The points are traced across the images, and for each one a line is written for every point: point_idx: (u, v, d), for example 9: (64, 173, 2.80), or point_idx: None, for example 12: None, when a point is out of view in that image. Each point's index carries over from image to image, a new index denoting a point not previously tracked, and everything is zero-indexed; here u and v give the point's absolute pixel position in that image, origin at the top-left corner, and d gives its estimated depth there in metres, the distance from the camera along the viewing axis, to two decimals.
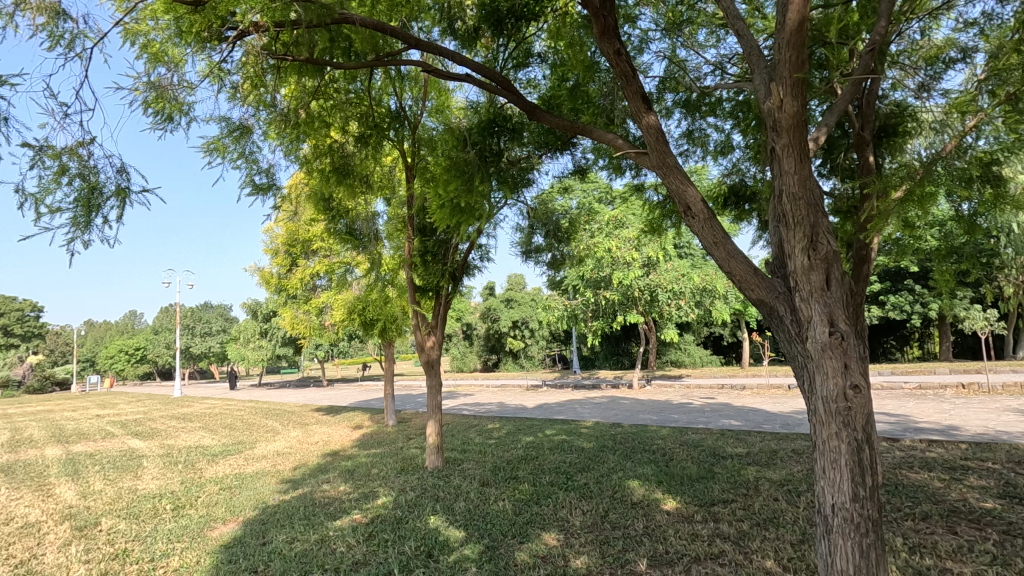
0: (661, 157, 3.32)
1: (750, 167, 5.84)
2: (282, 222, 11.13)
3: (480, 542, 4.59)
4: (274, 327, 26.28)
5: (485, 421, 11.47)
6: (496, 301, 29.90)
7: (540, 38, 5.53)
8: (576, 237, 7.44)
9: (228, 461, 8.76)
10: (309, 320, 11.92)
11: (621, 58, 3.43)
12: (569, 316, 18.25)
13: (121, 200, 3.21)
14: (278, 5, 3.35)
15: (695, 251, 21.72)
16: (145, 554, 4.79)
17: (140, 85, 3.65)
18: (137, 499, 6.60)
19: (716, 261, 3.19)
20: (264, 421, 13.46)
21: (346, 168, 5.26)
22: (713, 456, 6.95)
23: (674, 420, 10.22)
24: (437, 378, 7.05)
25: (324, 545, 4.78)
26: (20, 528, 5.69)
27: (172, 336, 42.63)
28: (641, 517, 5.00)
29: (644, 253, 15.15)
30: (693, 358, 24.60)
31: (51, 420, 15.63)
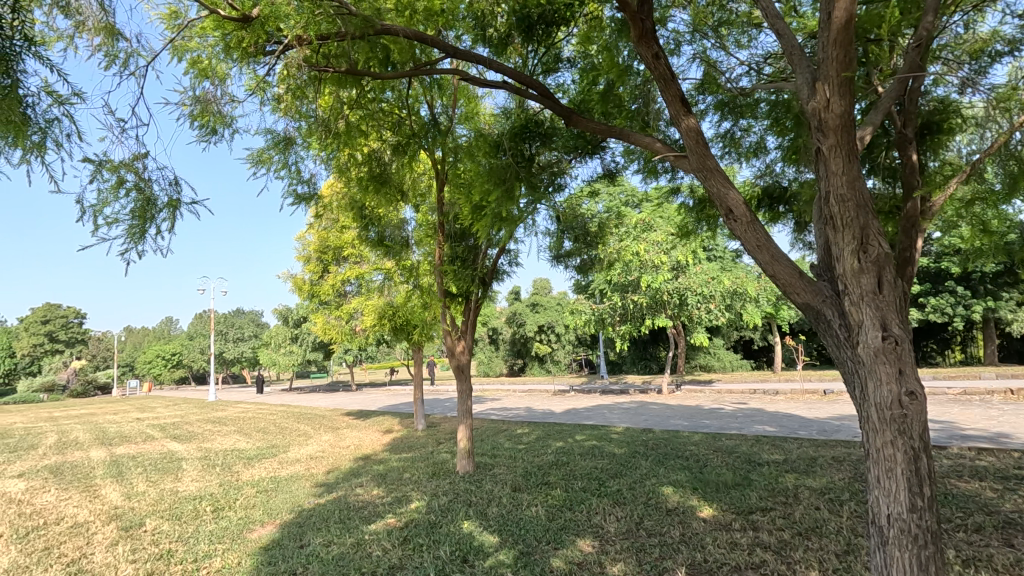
0: (701, 160, 3.29)
1: (785, 168, 5.73)
2: (313, 230, 11.39)
3: (514, 547, 4.59)
4: (304, 332, 26.80)
5: (514, 425, 11.46)
6: (522, 305, 30.00)
7: (569, 43, 5.54)
8: (604, 241, 7.42)
9: (263, 464, 8.94)
10: (341, 325, 12.11)
11: (660, 61, 3.41)
12: (597, 321, 18.14)
13: (175, 212, 3.20)
14: (323, 19, 3.45)
15: (724, 253, 21.41)
16: (188, 555, 4.93)
17: (186, 100, 3.75)
18: (178, 501, 6.80)
19: (759, 265, 3.15)
20: (296, 425, 13.74)
21: (383, 176, 5.34)
22: (749, 462, 6.81)
23: (706, 425, 10.05)
24: (468, 383, 7.08)
25: (360, 549, 4.83)
26: (70, 527, 5.90)
27: (206, 342, 43.86)
28: (677, 524, 4.92)
29: (673, 256, 14.99)
30: (722, 363, 24.49)
31: (94, 423, 16.23)
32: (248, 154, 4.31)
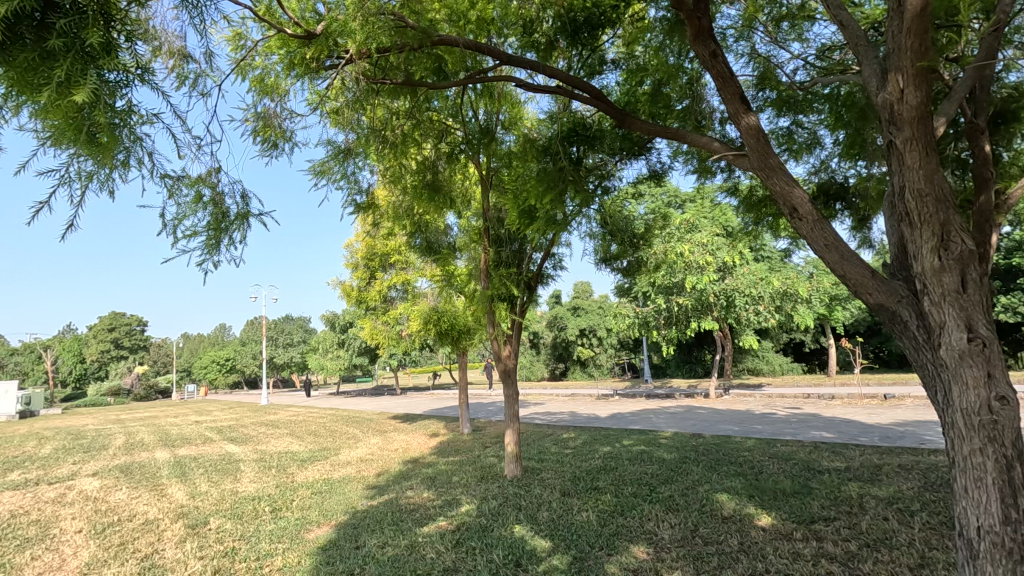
0: (762, 158, 3.21)
1: (842, 163, 5.53)
2: (361, 237, 11.74)
3: (568, 552, 4.56)
4: (351, 337, 27.51)
5: (559, 430, 11.42)
6: (564, 309, 30.00)
7: (613, 45, 5.50)
8: (650, 243, 7.31)
9: (316, 466, 9.20)
10: (387, 331, 12.34)
11: (718, 60, 3.35)
12: (641, 324, 17.81)
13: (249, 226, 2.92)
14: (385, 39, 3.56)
15: (772, 253, 20.74)
16: (251, 554, 5.10)
17: (249, 116, 3.87)
18: (239, 501, 7.08)
19: (826, 264, 3.04)
20: (345, 428, 14.09)
21: (436, 185, 5.42)
22: (808, 469, 6.56)
23: (759, 431, 9.77)
24: (515, 386, 7.11)
25: (414, 551, 4.90)
26: (142, 524, 6.23)
27: (258, 348, 45.60)
28: (735, 533, 4.78)
29: (719, 257, 14.64)
30: (771, 367, 23.74)
31: (158, 425, 17.17)
32: (310, 167, 4.46)
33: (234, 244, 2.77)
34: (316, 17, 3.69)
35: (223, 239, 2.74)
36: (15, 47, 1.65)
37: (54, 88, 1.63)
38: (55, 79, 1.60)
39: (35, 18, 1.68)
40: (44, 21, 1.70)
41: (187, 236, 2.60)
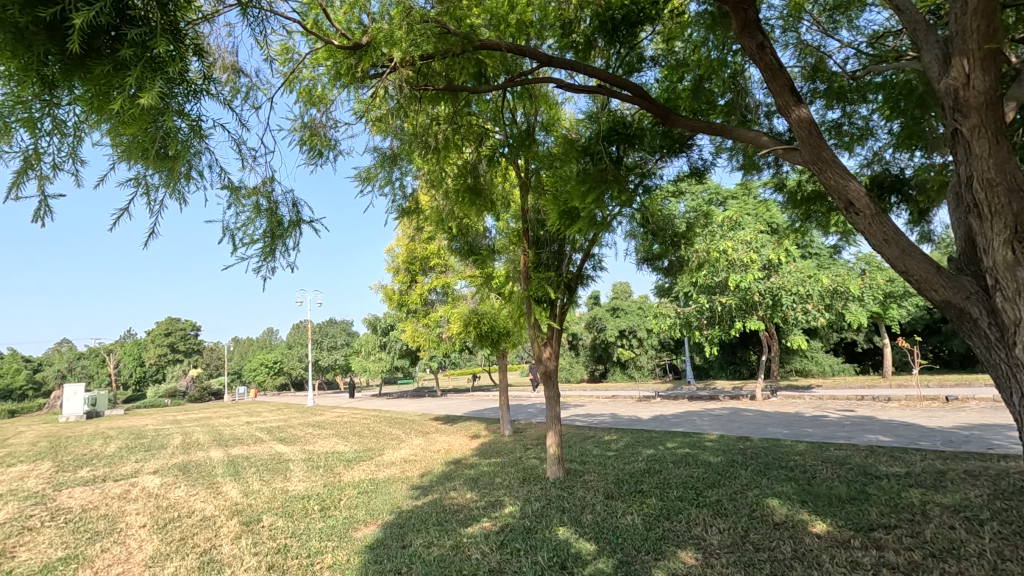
0: (814, 152, 3.11)
1: (896, 154, 5.30)
2: (401, 241, 11.99)
3: (613, 556, 4.51)
4: (392, 340, 28.04)
5: (601, 432, 11.32)
6: (603, 310, 29.73)
7: (652, 42, 5.42)
8: (692, 242, 7.16)
9: (361, 467, 9.41)
10: (428, 333, 12.51)
11: (765, 52, 3.27)
12: (683, 324, 17.44)
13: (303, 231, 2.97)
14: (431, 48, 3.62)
15: (820, 250, 19.99)
16: (303, 551, 5.26)
17: (296, 127, 3.99)
18: (289, 499, 7.31)
19: (886, 260, 2.91)
20: (389, 429, 14.36)
21: (477, 188, 5.46)
22: (865, 475, 6.28)
23: (809, 434, 9.42)
24: (556, 388, 7.09)
25: (460, 551, 4.94)
26: (200, 520, 6.51)
27: (303, 351, 46.99)
28: (788, 539, 4.63)
29: (763, 255, 14.22)
30: (821, 367, 22.86)
31: (211, 425, 17.94)
32: (356, 174, 4.57)
33: (289, 251, 2.85)
34: (361, 28, 3.78)
35: (278, 247, 2.83)
36: (93, 61, 1.78)
37: (126, 103, 1.73)
38: (127, 88, 1.70)
39: (111, 32, 1.80)
40: (119, 35, 1.82)
41: (245, 243, 2.69)
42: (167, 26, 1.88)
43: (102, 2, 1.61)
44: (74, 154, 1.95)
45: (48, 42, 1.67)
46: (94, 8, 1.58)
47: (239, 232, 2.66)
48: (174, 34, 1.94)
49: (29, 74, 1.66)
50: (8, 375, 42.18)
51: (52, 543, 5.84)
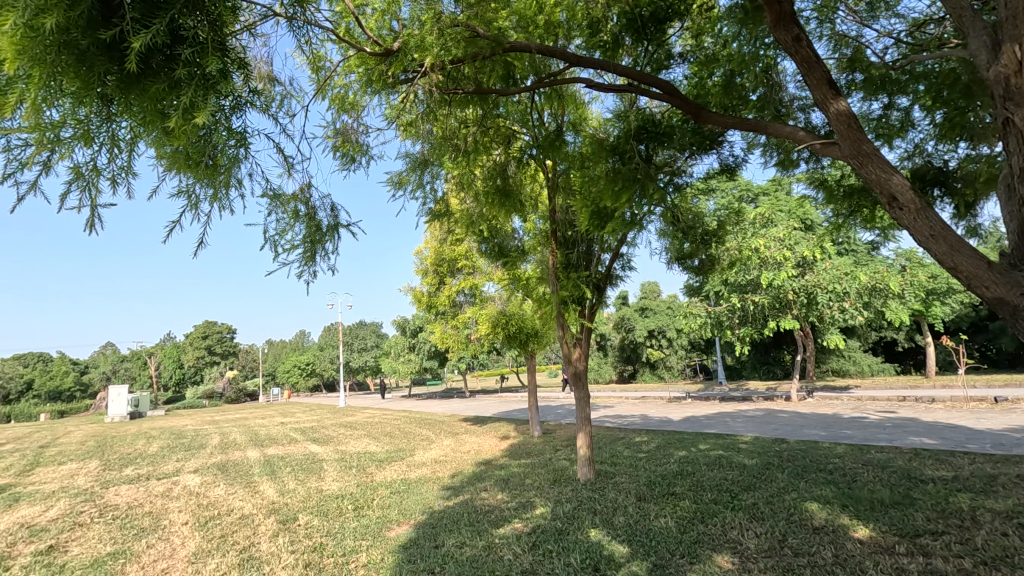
0: (855, 146, 3.02)
1: (939, 145, 5.13)
2: (429, 243, 12.12)
3: (647, 559, 4.46)
4: (421, 341, 28.34)
5: (631, 433, 11.21)
6: (631, 309, 29.47)
7: (680, 38, 5.36)
8: (724, 240, 7.04)
9: (393, 467, 9.53)
10: (456, 334, 12.61)
11: (802, 45, 3.18)
12: (713, 324, 17.16)
13: (340, 235, 3.01)
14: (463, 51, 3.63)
15: (857, 246, 19.41)
16: (338, 549, 5.35)
17: (329, 133, 4.05)
18: (324, 498, 7.45)
19: (933, 255, 2.83)
20: (419, 430, 14.52)
21: (507, 189, 5.47)
22: (909, 479, 6.06)
23: (848, 436, 9.15)
24: (586, 390, 7.06)
25: (492, 552, 4.96)
26: (239, 518, 6.69)
27: (334, 353, 47.93)
28: (828, 544, 4.50)
29: (797, 251, 13.88)
30: (859, 367, 22.19)
31: (248, 425, 18.46)
32: (388, 179, 4.62)
33: (329, 254, 2.91)
34: (392, 35, 3.82)
35: (319, 250, 2.89)
36: (149, 79, 1.82)
37: (178, 120, 1.78)
38: (182, 105, 1.75)
39: (165, 51, 1.86)
40: (172, 53, 1.87)
41: (287, 250, 2.75)
42: (220, 45, 1.93)
43: (160, 24, 1.67)
44: (127, 168, 2.02)
45: (108, 63, 1.72)
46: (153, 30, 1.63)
47: (280, 238, 2.72)
48: (224, 52, 1.99)
49: (90, 93, 1.72)
50: (58, 376, 44.35)
51: (102, 538, 6.09)
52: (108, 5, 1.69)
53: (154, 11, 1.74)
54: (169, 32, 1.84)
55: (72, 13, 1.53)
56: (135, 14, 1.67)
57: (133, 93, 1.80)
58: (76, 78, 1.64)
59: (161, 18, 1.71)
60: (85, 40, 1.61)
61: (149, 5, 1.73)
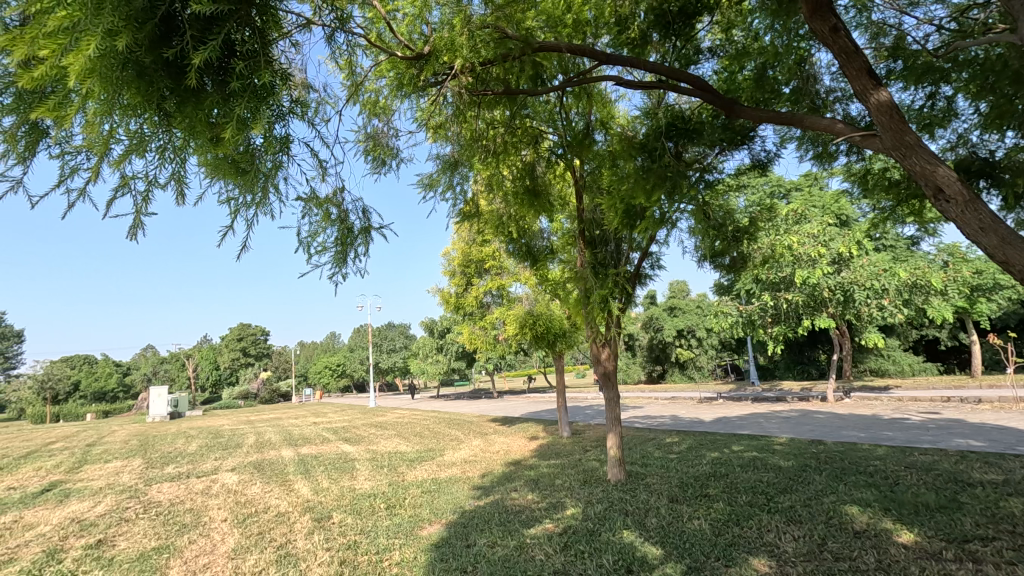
0: (897, 137, 2.94)
1: (985, 135, 4.92)
2: (457, 244, 12.20)
3: (681, 561, 4.40)
4: (449, 342, 28.56)
5: (662, 434, 11.07)
6: (659, 309, 29.15)
7: (709, 33, 5.27)
8: (756, 237, 6.89)
9: (423, 467, 9.61)
10: (484, 335, 12.66)
11: (839, 35, 3.09)
12: (745, 323, 16.82)
13: (371, 237, 3.05)
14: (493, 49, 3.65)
15: (896, 242, 18.78)
16: (372, 547, 5.44)
17: (360, 138, 4.11)
18: (357, 497, 7.57)
19: (983, 249, 2.72)
20: (448, 430, 14.63)
21: (535, 189, 5.48)
22: (956, 482, 5.83)
23: (889, 437, 8.85)
24: (616, 390, 6.99)
25: (523, 552, 4.97)
26: (276, 516, 6.85)
27: (364, 354, 48.68)
28: (870, 549, 4.37)
29: (833, 248, 13.52)
30: (899, 367, 21.45)
31: (282, 425, 18.92)
32: (418, 181, 4.69)
33: (359, 257, 2.96)
34: (423, 38, 3.86)
35: (349, 253, 2.95)
36: (202, 93, 1.89)
37: (230, 132, 1.86)
38: (235, 119, 1.82)
39: (218, 66, 1.93)
40: (224, 67, 1.94)
41: (319, 252, 2.81)
42: (271, 58, 2.00)
43: (217, 41, 1.74)
44: (174, 177, 2.10)
45: (166, 79, 1.79)
46: (211, 48, 1.70)
47: (312, 241, 2.78)
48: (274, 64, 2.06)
49: (147, 107, 1.79)
50: (103, 377, 46.35)
51: (147, 533, 6.32)
52: (168, 23, 1.77)
53: (211, 27, 1.81)
54: (223, 46, 1.90)
55: (139, 35, 1.61)
56: (194, 32, 1.74)
57: (189, 107, 1.87)
58: (138, 93, 1.71)
59: (216, 34, 1.78)
60: (148, 57, 1.68)
61: (205, 22, 1.79)
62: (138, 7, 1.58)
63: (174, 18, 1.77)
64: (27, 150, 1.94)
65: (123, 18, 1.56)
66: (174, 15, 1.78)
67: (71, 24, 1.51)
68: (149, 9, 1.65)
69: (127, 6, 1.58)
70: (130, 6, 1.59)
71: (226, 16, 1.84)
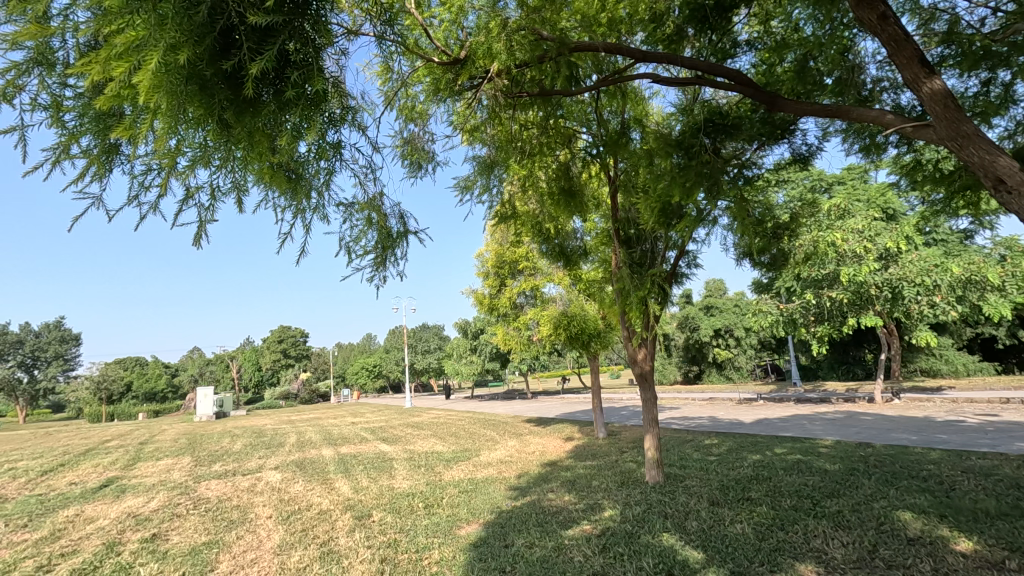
0: (953, 127, 2.83)
1: None
2: (490, 246, 12.28)
3: (724, 566, 4.31)
4: (483, 343, 28.73)
5: (700, 435, 10.85)
6: (695, 309, 28.63)
7: (746, 25, 5.15)
8: (798, 233, 6.70)
9: (460, 466, 9.68)
10: (518, 336, 12.70)
11: (889, 22, 2.97)
12: (786, 322, 16.32)
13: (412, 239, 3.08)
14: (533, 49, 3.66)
15: (947, 235, 17.94)
16: (411, 546, 5.51)
17: (397, 143, 4.18)
18: (395, 496, 7.70)
19: None
20: (483, 430, 14.71)
21: (571, 190, 5.47)
22: (1019, 489, 5.52)
23: (944, 441, 8.45)
24: (653, 391, 6.90)
25: (562, 553, 4.95)
26: (318, 513, 7.03)
27: (400, 355, 49.43)
28: (926, 557, 4.18)
29: (879, 243, 13.01)
30: (952, 367, 20.41)
31: (321, 425, 19.41)
32: (455, 184, 4.75)
33: (399, 259, 3.02)
34: (459, 43, 3.89)
35: (389, 256, 3.00)
36: (257, 104, 1.96)
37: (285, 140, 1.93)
38: None
39: (273, 75, 1.99)
40: (279, 76, 2.01)
41: (361, 255, 2.87)
42: (323, 66, 2.05)
43: (272, 52, 1.80)
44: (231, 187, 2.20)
45: (226, 91, 1.86)
46: (266, 58, 1.76)
47: (354, 245, 2.85)
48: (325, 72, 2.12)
49: (208, 119, 1.87)
50: (153, 378, 48.47)
51: (198, 528, 6.57)
52: (227, 37, 1.85)
53: (266, 39, 1.87)
54: (278, 57, 1.96)
55: (198, 48, 1.68)
56: (251, 43, 1.80)
57: (246, 117, 1.95)
58: (200, 105, 1.79)
59: (272, 46, 1.84)
60: (209, 70, 1.76)
61: (261, 33, 1.86)
62: (197, 21, 1.65)
63: (232, 32, 1.84)
64: (104, 167, 2.08)
65: (185, 34, 1.63)
66: (232, 29, 1.86)
67: (138, 41, 1.59)
68: (208, 24, 1.73)
69: (188, 21, 1.65)
70: (191, 21, 1.66)
71: (280, 28, 1.90)
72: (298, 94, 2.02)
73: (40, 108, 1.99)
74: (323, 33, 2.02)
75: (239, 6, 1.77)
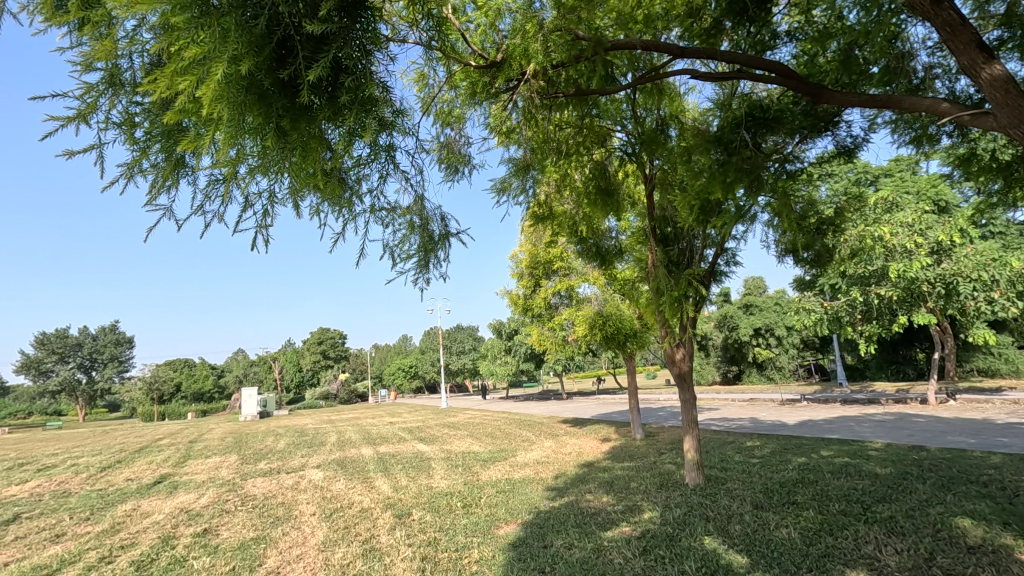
0: (1014, 113, 2.68)
1: None
2: (524, 246, 12.30)
3: (770, 571, 4.20)
4: (517, 343, 28.76)
5: (742, 437, 10.59)
6: (734, 307, 27.95)
7: (786, 15, 5.00)
8: (843, 228, 6.48)
9: (497, 467, 9.73)
10: (553, 336, 12.68)
11: (943, 7, 2.83)
12: (831, 320, 15.75)
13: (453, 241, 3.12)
14: (569, 47, 3.66)
15: (1005, 227, 16.99)
16: (451, 545, 5.57)
17: (434, 147, 4.23)
18: (434, 495, 7.79)
19: None
20: (519, 431, 14.70)
21: (608, 189, 5.43)
22: None
23: (1006, 444, 8.01)
24: (693, 391, 6.78)
25: (601, 554, 4.91)
26: (359, 511, 7.17)
27: (435, 356, 49.93)
28: (988, 566, 3.97)
29: (930, 237, 12.43)
30: (1013, 367, 19.32)
31: (360, 425, 19.76)
32: (492, 186, 4.79)
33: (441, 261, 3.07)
34: (496, 45, 3.92)
35: (431, 259, 3.06)
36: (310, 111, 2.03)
37: None
38: None
39: (326, 83, 2.06)
40: (334, 83, 2.07)
41: (404, 258, 2.93)
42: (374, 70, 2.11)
43: (327, 58, 1.86)
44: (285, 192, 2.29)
45: (282, 99, 1.93)
46: (321, 65, 1.83)
47: (397, 248, 2.92)
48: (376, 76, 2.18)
49: (265, 128, 1.94)
50: (201, 378, 50.37)
51: (246, 524, 6.80)
52: (283, 48, 1.92)
53: (320, 47, 1.94)
54: (331, 65, 2.03)
55: (258, 58, 1.75)
56: (306, 51, 1.87)
57: (302, 123, 2.02)
58: (259, 114, 1.86)
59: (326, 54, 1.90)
60: (267, 79, 1.83)
61: (316, 42, 1.92)
62: (257, 33, 1.72)
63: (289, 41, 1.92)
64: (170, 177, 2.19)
65: (246, 44, 1.70)
66: (288, 39, 1.93)
67: (204, 56, 1.67)
68: (267, 35, 1.80)
69: (249, 33, 1.73)
70: (251, 33, 1.73)
71: (333, 35, 1.95)
72: (351, 99, 2.08)
73: (115, 126, 2.13)
74: (374, 40, 2.07)
75: (295, 17, 1.84)
